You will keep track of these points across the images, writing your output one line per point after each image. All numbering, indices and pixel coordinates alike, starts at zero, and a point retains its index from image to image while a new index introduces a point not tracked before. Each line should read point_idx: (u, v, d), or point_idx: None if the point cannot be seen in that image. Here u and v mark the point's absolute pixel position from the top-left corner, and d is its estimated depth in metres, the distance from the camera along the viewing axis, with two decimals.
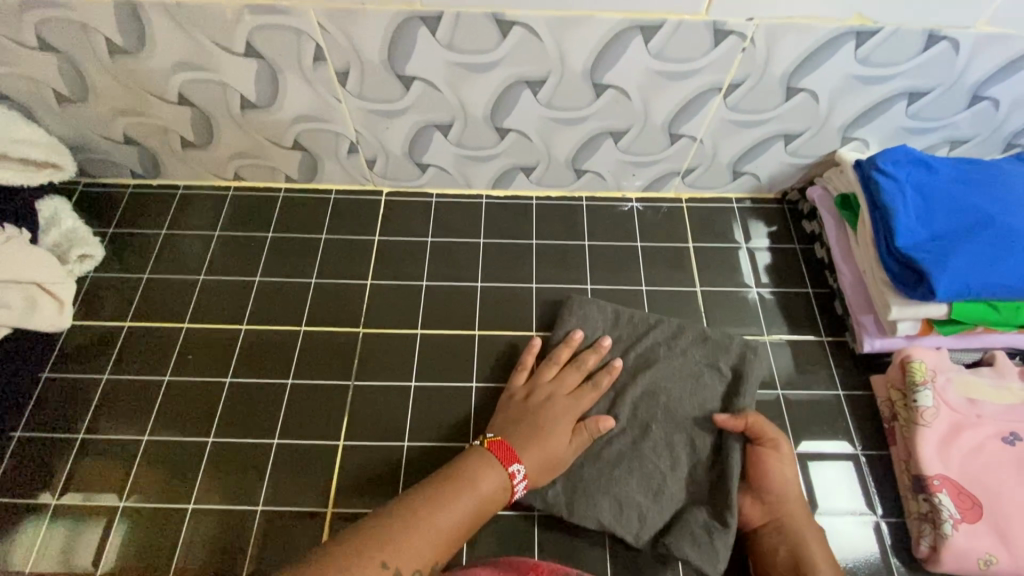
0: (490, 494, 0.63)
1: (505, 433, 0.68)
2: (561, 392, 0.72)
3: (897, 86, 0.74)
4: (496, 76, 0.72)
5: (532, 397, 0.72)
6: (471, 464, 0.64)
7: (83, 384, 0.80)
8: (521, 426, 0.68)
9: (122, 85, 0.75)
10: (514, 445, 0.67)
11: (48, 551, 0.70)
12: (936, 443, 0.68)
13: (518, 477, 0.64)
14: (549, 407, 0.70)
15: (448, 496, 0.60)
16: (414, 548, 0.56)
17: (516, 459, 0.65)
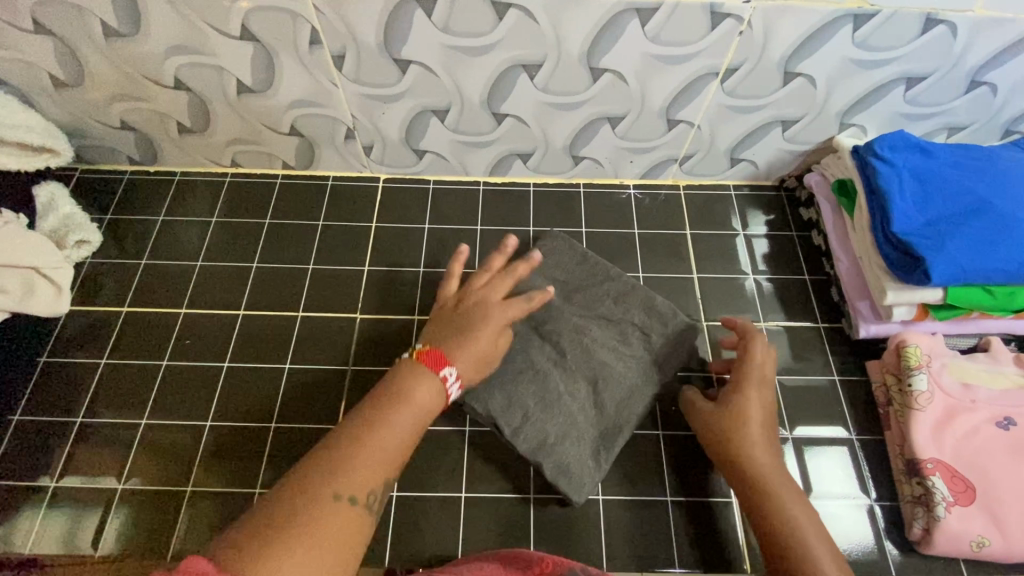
0: (428, 400, 0.59)
1: (438, 339, 0.64)
2: (493, 297, 0.68)
3: (895, 71, 0.74)
4: (493, 60, 0.72)
5: (471, 303, 0.68)
6: (402, 378, 0.60)
7: (83, 369, 0.80)
8: (450, 331, 0.65)
9: (118, 69, 0.75)
10: (444, 350, 0.63)
11: (49, 533, 0.70)
12: (930, 427, 0.69)
13: (449, 377, 0.61)
14: (482, 305, 0.67)
15: (386, 411, 0.56)
16: (360, 473, 0.51)
17: (446, 363, 0.61)
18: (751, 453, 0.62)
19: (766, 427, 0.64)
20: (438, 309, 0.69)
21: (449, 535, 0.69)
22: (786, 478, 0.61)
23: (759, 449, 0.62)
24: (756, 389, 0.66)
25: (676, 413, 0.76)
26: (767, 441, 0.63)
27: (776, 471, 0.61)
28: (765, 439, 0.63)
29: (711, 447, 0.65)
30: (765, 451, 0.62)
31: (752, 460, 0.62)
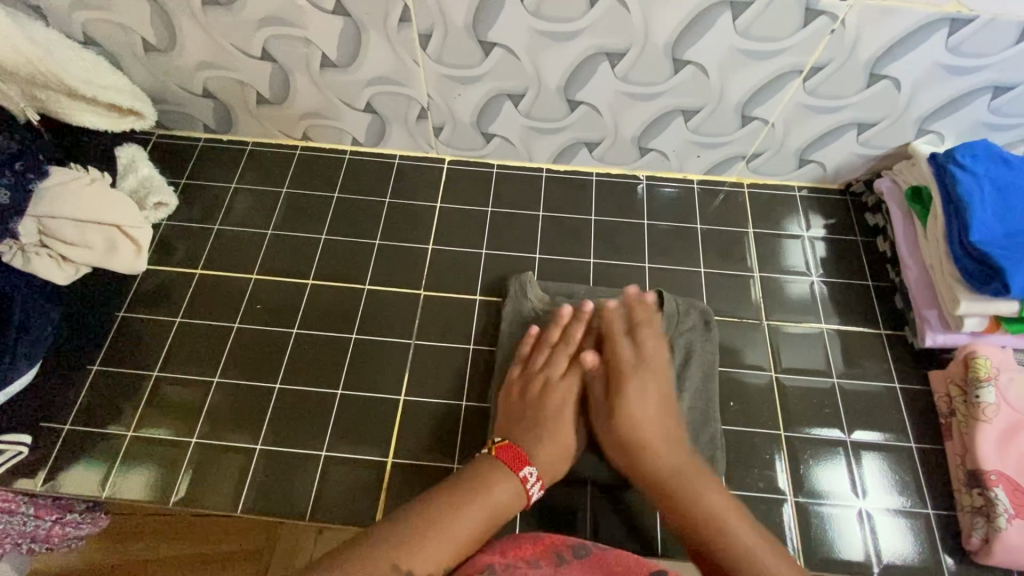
0: (507, 501, 0.62)
1: (512, 437, 0.68)
2: (555, 376, 0.72)
3: (983, 78, 0.73)
4: (576, 47, 0.73)
5: (528, 391, 0.71)
6: (486, 466, 0.64)
7: (158, 326, 0.83)
8: (523, 425, 0.69)
9: (210, 38, 0.77)
10: (518, 447, 0.66)
11: (126, 478, 0.74)
12: (996, 438, 0.68)
13: (531, 480, 0.64)
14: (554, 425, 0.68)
15: (472, 500, 0.60)
16: (431, 551, 0.56)
17: (524, 462, 0.65)
18: (624, 417, 0.67)
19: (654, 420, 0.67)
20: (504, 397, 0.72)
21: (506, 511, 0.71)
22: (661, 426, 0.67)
23: (635, 414, 0.67)
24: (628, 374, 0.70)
25: (734, 410, 0.76)
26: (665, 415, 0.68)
27: (666, 440, 0.66)
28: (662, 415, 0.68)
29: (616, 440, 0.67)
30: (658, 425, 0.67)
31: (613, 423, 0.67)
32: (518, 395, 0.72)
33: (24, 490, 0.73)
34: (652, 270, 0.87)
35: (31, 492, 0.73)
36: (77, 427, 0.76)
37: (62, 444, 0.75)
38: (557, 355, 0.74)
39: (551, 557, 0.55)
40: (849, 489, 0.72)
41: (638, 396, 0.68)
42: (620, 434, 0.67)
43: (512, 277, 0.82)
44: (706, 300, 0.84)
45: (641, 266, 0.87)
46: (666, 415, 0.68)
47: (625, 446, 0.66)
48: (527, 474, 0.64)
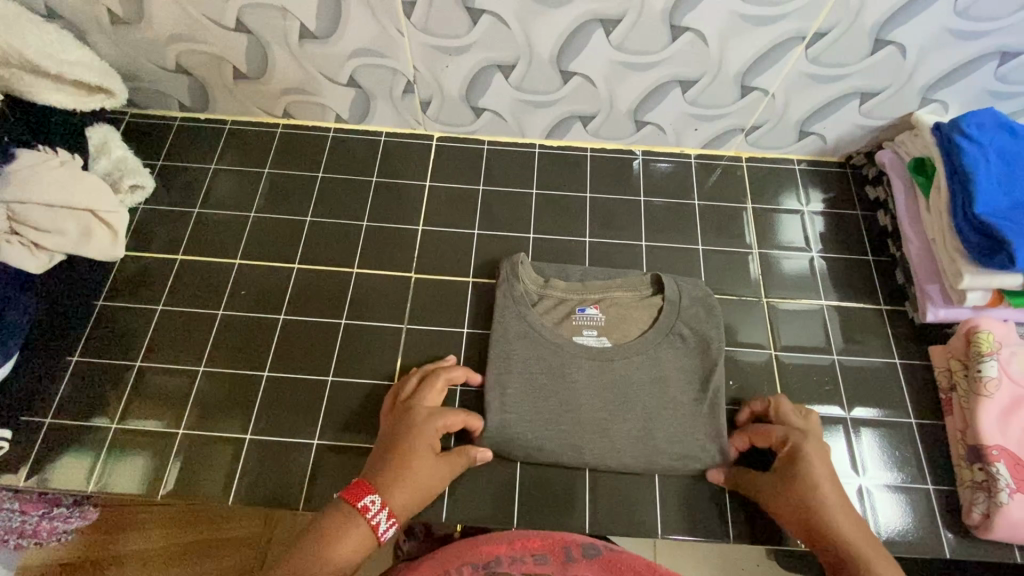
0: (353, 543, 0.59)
1: (375, 471, 0.64)
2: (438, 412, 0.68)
3: (990, 44, 0.70)
4: (569, 14, 0.69)
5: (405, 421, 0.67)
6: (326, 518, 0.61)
7: (140, 314, 0.80)
8: (393, 457, 0.64)
9: (180, 7, 0.73)
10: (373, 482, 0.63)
11: (111, 471, 0.72)
12: (998, 413, 0.67)
13: (373, 509, 0.61)
14: (420, 462, 0.64)
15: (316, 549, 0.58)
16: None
17: (366, 491, 0.62)
18: (794, 483, 0.63)
19: (834, 488, 0.62)
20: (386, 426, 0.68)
21: (503, 497, 0.69)
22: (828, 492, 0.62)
23: (813, 475, 0.62)
24: (806, 436, 0.65)
25: (733, 389, 0.75)
26: (829, 475, 0.63)
27: (833, 501, 0.61)
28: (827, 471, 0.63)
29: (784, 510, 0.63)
30: (829, 483, 0.62)
31: (786, 485, 0.63)
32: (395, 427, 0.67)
33: (7, 485, 0.71)
34: (649, 248, 0.84)
35: (14, 487, 0.71)
36: (59, 420, 0.74)
37: (44, 438, 0.73)
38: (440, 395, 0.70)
39: (558, 553, 0.56)
40: (849, 465, 0.71)
41: (807, 460, 0.63)
42: (798, 498, 0.62)
43: (504, 260, 0.79)
44: (704, 279, 0.82)
45: (638, 244, 0.85)
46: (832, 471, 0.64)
47: (803, 508, 0.61)
48: (365, 505, 0.61)
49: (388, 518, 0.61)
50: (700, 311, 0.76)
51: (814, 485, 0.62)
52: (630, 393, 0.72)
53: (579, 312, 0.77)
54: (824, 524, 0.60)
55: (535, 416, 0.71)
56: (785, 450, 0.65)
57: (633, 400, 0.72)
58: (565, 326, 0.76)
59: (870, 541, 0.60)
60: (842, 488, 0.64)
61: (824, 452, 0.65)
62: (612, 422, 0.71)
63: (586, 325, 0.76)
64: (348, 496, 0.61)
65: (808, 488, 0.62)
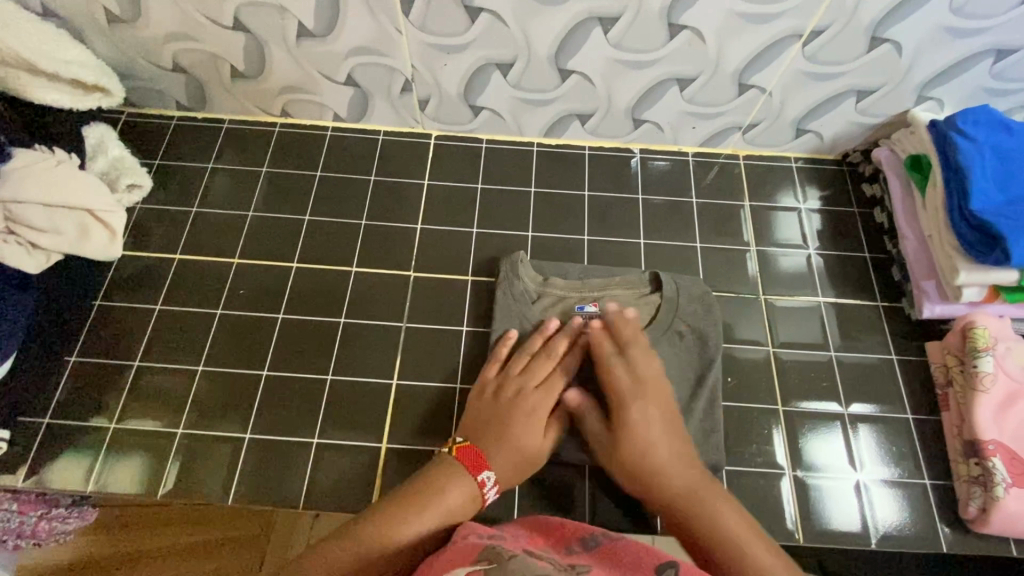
0: (455, 505, 0.60)
1: (473, 438, 0.66)
2: (530, 384, 0.69)
3: (985, 41, 0.70)
4: (567, 12, 0.69)
5: (508, 398, 0.68)
6: (434, 473, 0.62)
7: (137, 314, 0.80)
8: (491, 426, 0.66)
9: (177, 5, 0.73)
10: (481, 450, 0.64)
11: (110, 470, 0.72)
12: (993, 408, 0.68)
13: (488, 486, 0.62)
14: (519, 433, 0.65)
15: (405, 515, 0.58)
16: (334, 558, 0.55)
17: (484, 465, 0.63)
18: (620, 450, 0.63)
19: (662, 443, 0.62)
20: (475, 393, 0.70)
21: (504, 495, 0.70)
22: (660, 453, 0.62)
23: (645, 432, 0.63)
24: (637, 392, 0.65)
25: (732, 386, 0.76)
26: (652, 433, 0.63)
27: (663, 459, 0.61)
28: (678, 442, 0.63)
29: (619, 468, 0.63)
30: (654, 443, 0.62)
31: (624, 450, 0.62)
32: (489, 392, 0.69)
33: (6, 485, 0.70)
34: (647, 246, 0.85)
35: (13, 487, 0.71)
36: (57, 420, 0.74)
37: (42, 438, 0.73)
38: (516, 361, 0.71)
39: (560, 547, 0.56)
40: (847, 460, 0.72)
41: (642, 421, 0.63)
42: (636, 467, 0.62)
43: (504, 258, 0.80)
44: (702, 276, 0.83)
45: (636, 242, 0.85)
46: (682, 442, 0.63)
47: (642, 475, 0.61)
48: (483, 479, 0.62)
49: (497, 491, 0.63)
50: (699, 308, 0.77)
51: (652, 455, 0.62)
52: None
53: (578, 311, 0.77)
54: (689, 495, 0.59)
55: None
56: (617, 398, 0.65)
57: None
58: (565, 324, 0.76)
59: (707, 499, 0.59)
60: (683, 447, 0.63)
61: (659, 410, 0.65)
62: None
63: (586, 323, 0.77)
64: (459, 459, 0.63)
65: (632, 457, 0.62)
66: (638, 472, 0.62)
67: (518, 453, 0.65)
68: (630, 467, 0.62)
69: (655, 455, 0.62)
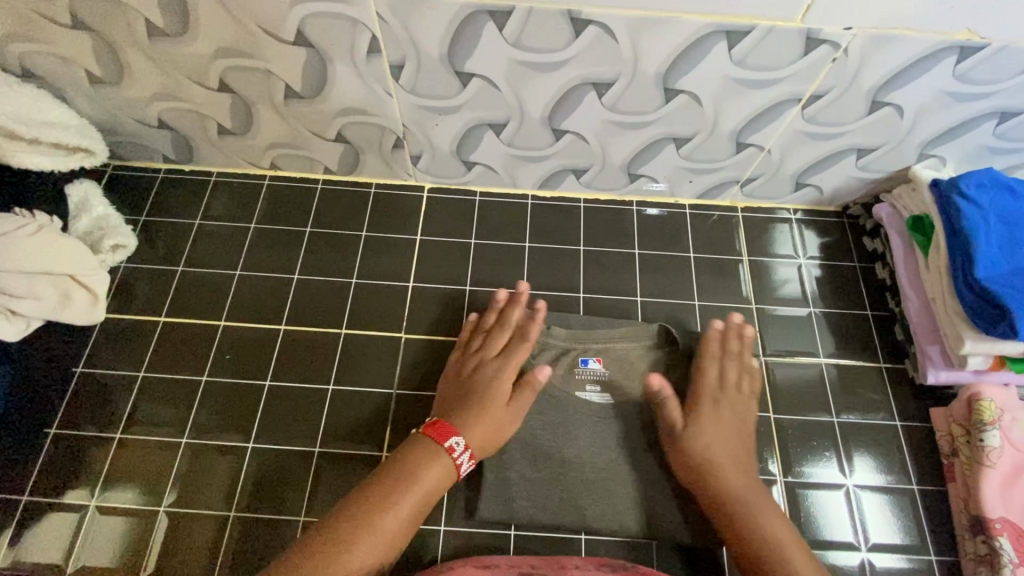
0: (434, 481, 0.63)
1: (442, 414, 0.69)
2: (490, 355, 0.73)
3: (989, 105, 0.69)
4: (561, 77, 0.67)
5: (470, 376, 0.71)
6: (411, 454, 0.64)
7: (121, 381, 0.78)
8: (460, 399, 0.69)
9: (160, 69, 0.71)
10: (451, 422, 0.67)
11: (92, 549, 0.69)
12: (1000, 484, 0.66)
13: (458, 450, 0.65)
14: (486, 405, 0.68)
15: (391, 499, 0.61)
16: (355, 553, 0.57)
17: (451, 433, 0.66)
18: (702, 439, 0.67)
19: (727, 446, 0.67)
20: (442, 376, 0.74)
21: None
22: (727, 452, 0.67)
23: (712, 434, 0.67)
24: (721, 398, 0.70)
25: None
26: (728, 441, 0.67)
27: (728, 461, 0.66)
28: (732, 449, 0.67)
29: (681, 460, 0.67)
30: (723, 446, 0.67)
31: (691, 442, 0.67)
32: (455, 369, 0.73)
33: None
34: (645, 304, 0.82)
35: None
36: (37, 495, 0.71)
37: (21, 514, 0.71)
38: (497, 331, 0.75)
39: None
40: (851, 534, 0.70)
41: (714, 428, 0.68)
42: (696, 459, 0.66)
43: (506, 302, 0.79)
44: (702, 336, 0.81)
45: (634, 300, 0.83)
46: (745, 451, 0.68)
47: (700, 464, 0.66)
48: (453, 445, 0.65)
49: (471, 456, 0.66)
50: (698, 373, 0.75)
51: (714, 450, 0.66)
52: (626, 463, 0.71)
53: (581, 364, 0.76)
54: (740, 500, 0.63)
55: (529, 486, 0.70)
56: (697, 396, 0.70)
57: (630, 469, 0.70)
58: (569, 381, 0.74)
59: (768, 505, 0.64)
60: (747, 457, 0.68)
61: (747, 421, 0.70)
62: (608, 492, 0.70)
63: (589, 381, 0.74)
64: (427, 432, 0.66)
65: (705, 450, 0.66)
66: (703, 458, 0.66)
67: (488, 429, 0.67)
68: (700, 451, 0.66)
69: (716, 452, 0.66)
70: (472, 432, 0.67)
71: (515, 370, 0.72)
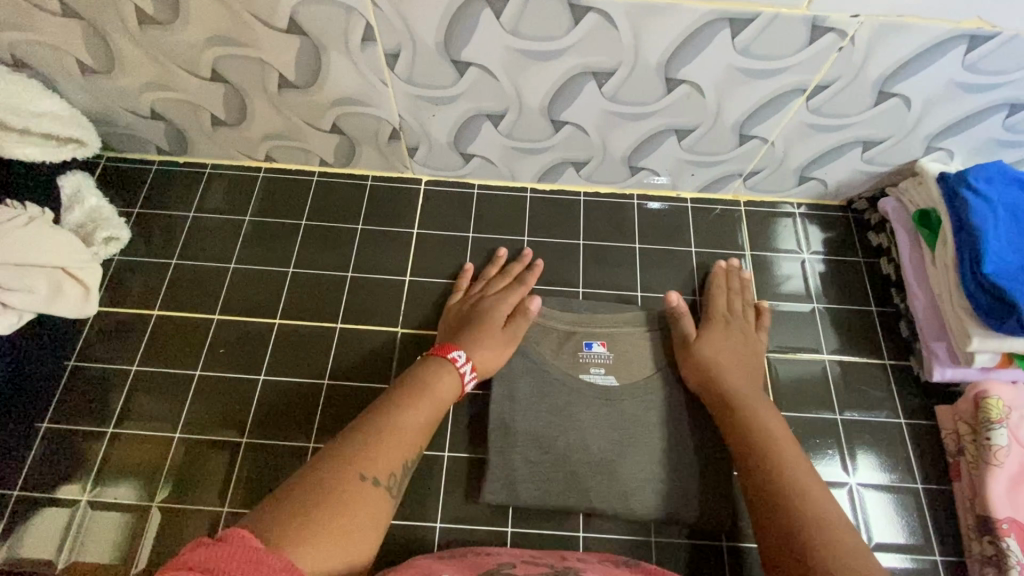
0: (444, 392, 0.65)
1: (443, 339, 0.72)
2: (491, 293, 0.77)
3: (999, 96, 0.67)
4: (560, 66, 0.66)
5: (469, 308, 0.75)
6: (419, 372, 0.66)
7: (113, 375, 0.77)
8: (460, 327, 0.73)
9: (151, 57, 0.70)
10: (455, 342, 0.70)
11: (83, 544, 0.68)
12: (1007, 484, 0.64)
13: (462, 360, 0.68)
14: (485, 325, 0.72)
15: (407, 405, 0.61)
16: (382, 453, 0.56)
17: (456, 347, 0.69)
18: (712, 351, 0.71)
19: (734, 363, 0.70)
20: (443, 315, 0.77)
21: None
22: (733, 367, 0.70)
23: (720, 345, 0.72)
24: (735, 322, 0.75)
25: None
26: (733, 359, 0.71)
27: (735, 375, 0.69)
28: (739, 367, 0.70)
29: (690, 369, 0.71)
30: (730, 361, 0.71)
31: (703, 350, 0.71)
32: (454, 306, 0.77)
33: None
34: (645, 298, 0.81)
35: None
36: (28, 490, 0.71)
37: (11, 509, 0.70)
38: (496, 277, 0.79)
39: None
40: (854, 534, 0.68)
41: (723, 344, 0.72)
42: (705, 363, 0.70)
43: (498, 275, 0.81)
44: None
45: (634, 295, 0.81)
46: (753, 366, 0.71)
47: (708, 368, 0.70)
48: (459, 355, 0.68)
49: (473, 368, 0.68)
50: None
51: (721, 359, 0.70)
52: (626, 460, 0.69)
53: (586, 347, 0.75)
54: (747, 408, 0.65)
55: (526, 483, 0.68)
56: (710, 315, 0.76)
57: (630, 466, 0.69)
58: (573, 364, 0.74)
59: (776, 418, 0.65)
60: (755, 377, 0.70)
61: (755, 345, 0.74)
62: (607, 488, 0.68)
63: (594, 362, 0.74)
64: (434, 349, 0.69)
65: (715, 357, 0.70)
66: (707, 365, 0.70)
67: (488, 351, 0.70)
68: (704, 358, 0.71)
69: (723, 362, 0.70)
70: (475, 350, 0.70)
71: (515, 304, 0.76)
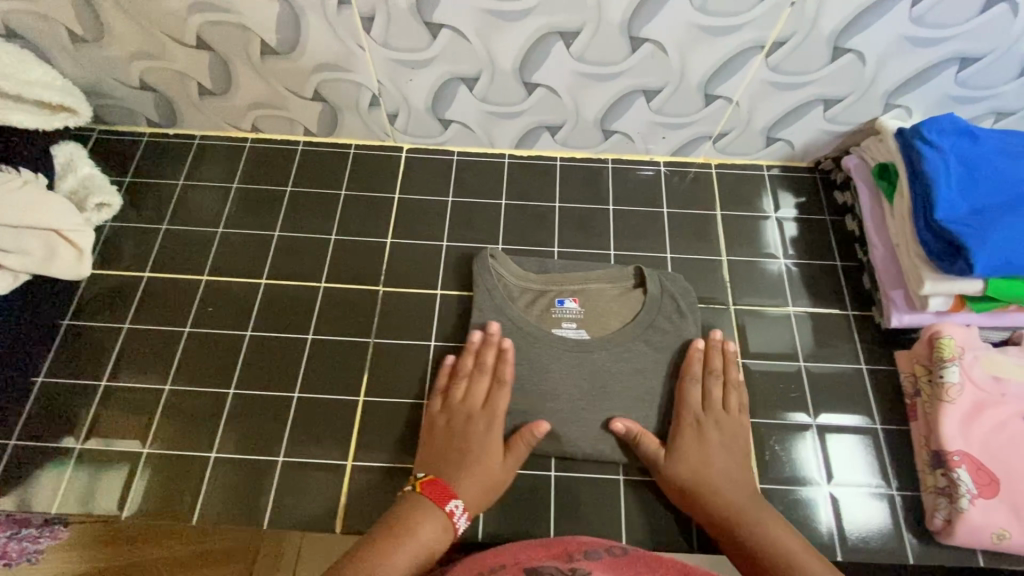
0: (429, 540, 0.59)
1: (437, 470, 0.65)
2: (474, 408, 0.69)
3: (949, 50, 0.70)
4: (528, 26, 0.69)
5: (454, 429, 0.67)
6: (405, 512, 0.60)
7: (106, 333, 0.80)
8: (452, 457, 0.65)
9: (138, 25, 0.73)
10: (445, 480, 0.63)
11: (76, 492, 0.71)
12: (960, 419, 0.68)
13: (458, 514, 0.61)
14: (479, 459, 0.65)
15: (380, 557, 0.56)
16: None
17: (450, 495, 0.62)
18: (682, 456, 0.66)
19: (727, 466, 0.65)
20: (426, 435, 0.69)
21: None
22: (716, 476, 0.65)
23: (692, 454, 0.66)
24: (704, 414, 0.69)
25: None
26: (720, 459, 0.66)
27: (724, 487, 0.64)
28: (730, 476, 0.65)
29: (676, 492, 0.66)
30: (718, 461, 0.66)
31: (676, 466, 0.66)
32: (427, 427, 0.69)
33: None
34: (618, 257, 0.84)
35: None
36: (23, 441, 0.73)
37: (7, 459, 0.72)
38: (474, 374, 0.71)
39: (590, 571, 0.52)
40: (815, 471, 0.72)
41: (695, 449, 0.66)
42: (686, 480, 0.65)
43: (478, 254, 0.81)
44: None
45: (606, 253, 0.85)
46: (741, 469, 0.66)
47: (690, 489, 0.64)
48: (451, 507, 0.61)
49: (468, 518, 0.62)
50: (666, 318, 0.76)
51: (705, 475, 0.65)
52: (597, 405, 0.72)
53: (558, 304, 0.78)
54: (742, 511, 0.62)
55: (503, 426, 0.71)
56: (676, 414, 0.70)
57: (601, 411, 0.71)
58: (546, 319, 0.77)
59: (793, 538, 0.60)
60: (748, 480, 0.65)
61: (740, 436, 0.68)
62: (580, 430, 0.71)
63: (565, 318, 0.77)
64: (419, 486, 0.62)
65: (703, 472, 0.65)
66: (698, 488, 0.64)
67: (483, 484, 0.64)
68: (688, 476, 0.65)
69: (708, 476, 0.65)
70: (464, 490, 0.63)
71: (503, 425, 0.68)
